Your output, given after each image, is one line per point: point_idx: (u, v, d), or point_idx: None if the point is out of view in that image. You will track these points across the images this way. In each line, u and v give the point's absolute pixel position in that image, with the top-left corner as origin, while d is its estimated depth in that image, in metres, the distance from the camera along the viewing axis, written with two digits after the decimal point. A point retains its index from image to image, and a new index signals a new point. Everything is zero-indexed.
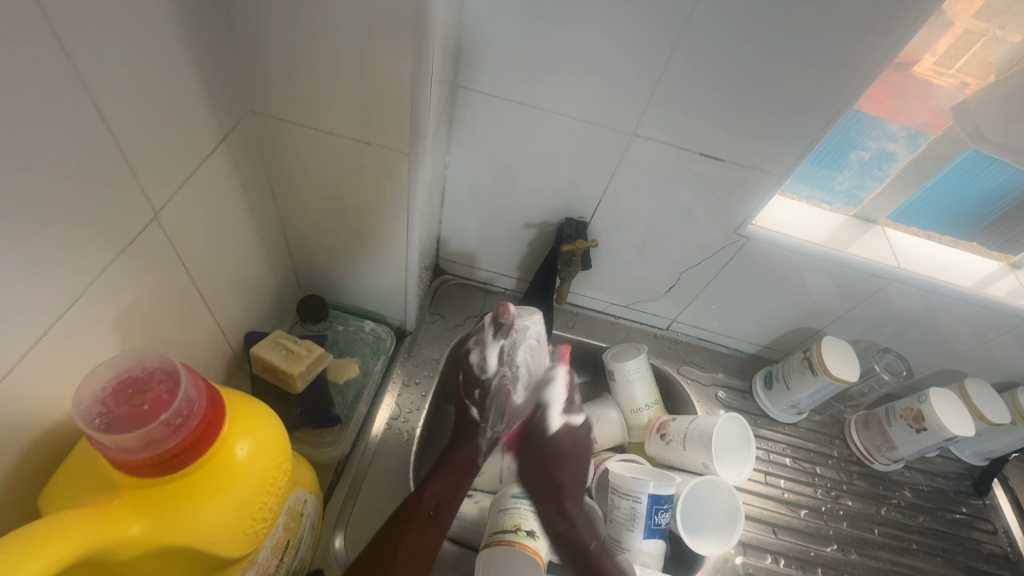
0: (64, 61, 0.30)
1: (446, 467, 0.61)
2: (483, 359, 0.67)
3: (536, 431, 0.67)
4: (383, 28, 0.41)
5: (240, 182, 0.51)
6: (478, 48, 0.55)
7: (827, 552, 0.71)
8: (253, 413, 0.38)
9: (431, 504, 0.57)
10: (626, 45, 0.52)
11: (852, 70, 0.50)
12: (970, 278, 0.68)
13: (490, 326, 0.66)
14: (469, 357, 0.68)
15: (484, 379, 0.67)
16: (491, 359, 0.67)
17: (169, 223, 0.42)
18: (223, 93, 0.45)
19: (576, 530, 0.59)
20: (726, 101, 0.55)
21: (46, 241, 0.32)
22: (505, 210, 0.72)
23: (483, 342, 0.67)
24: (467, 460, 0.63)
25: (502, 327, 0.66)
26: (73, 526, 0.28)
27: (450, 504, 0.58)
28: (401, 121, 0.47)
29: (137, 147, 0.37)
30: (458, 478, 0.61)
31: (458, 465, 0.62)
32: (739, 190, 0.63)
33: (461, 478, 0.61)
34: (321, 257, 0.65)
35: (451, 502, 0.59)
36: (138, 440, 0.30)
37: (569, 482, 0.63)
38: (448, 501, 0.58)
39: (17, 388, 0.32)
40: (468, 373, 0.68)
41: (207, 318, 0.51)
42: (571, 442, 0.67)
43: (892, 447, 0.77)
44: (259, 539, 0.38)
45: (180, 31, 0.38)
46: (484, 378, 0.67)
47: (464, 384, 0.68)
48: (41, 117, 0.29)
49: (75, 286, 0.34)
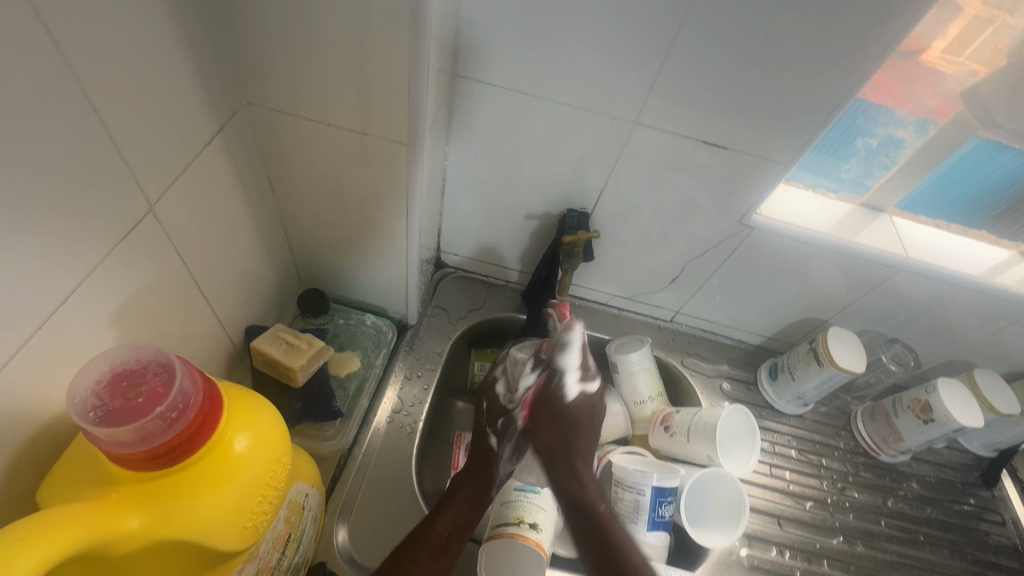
0: (56, 54, 0.29)
1: (458, 496, 0.58)
2: (511, 390, 0.69)
3: (552, 398, 0.68)
4: (379, 16, 0.40)
5: (237, 175, 0.50)
6: (476, 37, 0.54)
7: (833, 543, 0.71)
8: (251, 405, 0.38)
9: (444, 528, 0.54)
10: (628, 32, 0.51)
11: (860, 56, 0.49)
12: (979, 267, 0.67)
13: (528, 360, 0.70)
14: (493, 387, 0.69)
15: (511, 409, 0.67)
16: (521, 390, 0.69)
17: (165, 216, 0.41)
18: (218, 83, 0.44)
19: (587, 492, 0.59)
20: (730, 88, 0.54)
21: (40, 233, 0.31)
22: (506, 202, 0.71)
23: (514, 372, 0.69)
24: (479, 488, 0.60)
25: (541, 360, 0.69)
26: (69, 521, 0.28)
27: (461, 531, 0.55)
28: (398, 111, 0.47)
29: (131, 138, 0.36)
30: (472, 506, 0.58)
31: (467, 495, 0.58)
32: (744, 178, 0.61)
33: (474, 505, 0.58)
34: (321, 250, 0.64)
35: (465, 530, 0.56)
36: (133, 434, 0.30)
37: (580, 451, 0.64)
38: (461, 530, 0.55)
39: (13, 382, 0.32)
40: (493, 401, 0.68)
41: (206, 312, 0.50)
42: (583, 411, 0.67)
43: (899, 439, 0.76)
44: (260, 533, 0.38)
45: (174, 23, 0.37)
46: (510, 408, 0.67)
47: (487, 412, 0.68)
48: (33, 111, 0.29)
49: (70, 280, 0.34)
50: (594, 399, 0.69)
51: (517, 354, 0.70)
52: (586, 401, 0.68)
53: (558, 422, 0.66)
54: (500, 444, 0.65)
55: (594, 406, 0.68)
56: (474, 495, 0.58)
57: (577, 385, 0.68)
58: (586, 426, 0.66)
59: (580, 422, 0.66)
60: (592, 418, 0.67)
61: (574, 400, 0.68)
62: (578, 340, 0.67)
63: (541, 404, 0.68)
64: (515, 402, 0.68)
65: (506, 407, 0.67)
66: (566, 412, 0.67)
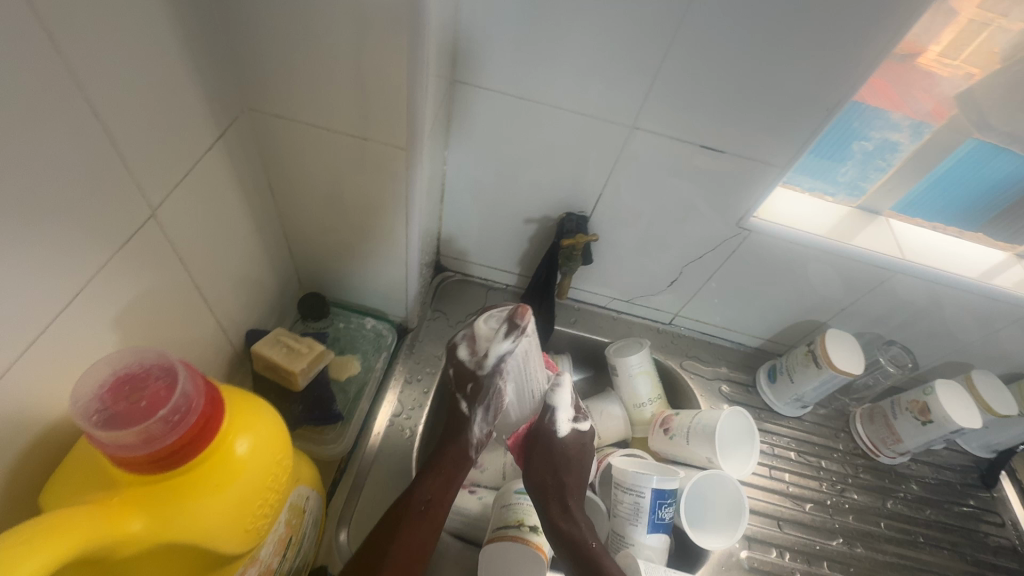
0: (59, 61, 0.30)
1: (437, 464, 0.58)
2: (478, 356, 0.60)
3: (545, 433, 0.64)
4: (378, 22, 0.41)
5: (238, 180, 0.51)
6: (475, 43, 0.55)
7: (832, 545, 0.71)
8: (252, 409, 0.38)
9: (424, 495, 0.55)
10: (624, 38, 0.52)
11: (854, 61, 0.49)
12: (976, 269, 0.68)
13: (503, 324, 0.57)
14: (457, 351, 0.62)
15: (479, 373, 0.60)
16: (490, 356, 0.59)
17: (166, 220, 0.42)
18: (219, 89, 0.45)
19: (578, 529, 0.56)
20: (726, 93, 0.54)
21: (45, 239, 0.32)
22: (505, 206, 0.72)
23: (483, 338, 0.59)
24: (458, 456, 0.60)
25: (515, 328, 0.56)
26: (72, 524, 0.28)
27: (444, 497, 0.56)
28: (398, 116, 0.47)
29: (134, 144, 0.37)
30: (449, 473, 0.58)
31: (450, 463, 0.59)
32: (741, 182, 0.62)
33: (455, 472, 0.59)
34: (322, 254, 0.65)
35: (444, 498, 0.56)
36: (136, 437, 0.30)
37: (571, 487, 0.60)
38: (439, 499, 0.56)
39: (18, 386, 0.32)
40: (459, 367, 0.62)
41: (207, 316, 0.51)
42: (574, 450, 0.63)
43: (898, 440, 0.76)
44: (261, 536, 0.38)
45: (176, 31, 0.38)
46: (479, 373, 0.60)
47: (455, 378, 0.62)
48: (37, 119, 0.30)
49: (73, 285, 0.34)
50: (586, 438, 0.65)
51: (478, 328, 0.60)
52: (578, 440, 0.64)
53: (548, 449, 0.62)
54: (472, 409, 0.61)
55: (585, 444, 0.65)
56: (455, 463, 0.59)
57: (567, 423, 0.64)
58: (579, 448, 0.64)
59: (571, 459, 0.63)
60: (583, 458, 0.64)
61: (566, 438, 0.64)
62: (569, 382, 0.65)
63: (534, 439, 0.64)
64: (486, 369, 0.59)
65: (473, 371, 0.60)
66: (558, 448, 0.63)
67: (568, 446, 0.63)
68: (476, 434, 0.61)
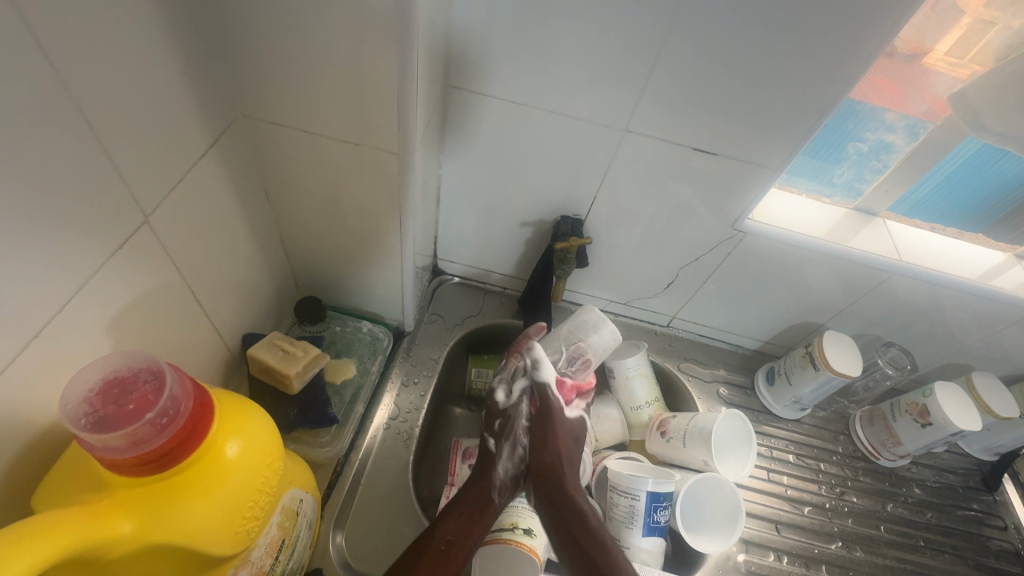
0: (50, 68, 0.30)
1: (461, 501, 0.54)
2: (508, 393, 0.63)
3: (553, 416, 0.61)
4: (369, 28, 0.41)
5: (233, 185, 0.51)
6: (468, 48, 0.55)
7: (831, 549, 0.70)
8: (242, 412, 0.38)
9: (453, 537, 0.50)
10: (615, 41, 0.52)
11: (846, 62, 0.50)
12: (974, 271, 0.67)
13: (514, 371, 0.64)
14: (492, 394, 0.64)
15: (505, 409, 0.62)
16: (516, 393, 0.63)
17: (160, 226, 0.42)
18: (213, 95, 0.45)
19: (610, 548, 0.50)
20: (717, 97, 0.55)
21: (38, 246, 0.32)
22: (501, 209, 0.72)
23: (510, 376, 0.64)
24: (481, 496, 0.55)
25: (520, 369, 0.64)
26: (60, 525, 0.29)
27: (465, 541, 0.50)
28: (390, 121, 0.47)
29: (126, 151, 0.37)
30: (475, 515, 0.53)
31: (471, 501, 0.54)
32: (736, 184, 0.62)
33: (478, 514, 0.53)
34: (317, 259, 0.65)
35: (469, 540, 0.51)
36: (124, 440, 0.31)
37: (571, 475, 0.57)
38: (462, 540, 0.50)
39: (12, 390, 0.33)
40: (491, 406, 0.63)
41: (203, 320, 0.51)
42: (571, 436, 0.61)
43: (898, 443, 0.76)
44: (252, 538, 0.38)
45: (168, 39, 0.39)
46: (506, 408, 0.62)
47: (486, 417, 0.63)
48: (30, 125, 0.30)
49: (67, 291, 0.35)
50: (579, 427, 0.64)
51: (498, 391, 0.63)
52: (573, 427, 0.63)
53: (556, 427, 0.60)
54: (500, 445, 0.59)
55: (577, 435, 0.62)
56: (478, 503, 0.54)
57: (573, 409, 0.64)
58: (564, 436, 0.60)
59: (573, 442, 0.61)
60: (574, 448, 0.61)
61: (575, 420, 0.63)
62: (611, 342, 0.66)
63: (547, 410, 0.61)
64: (511, 404, 0.62)
65: (502, 407, 0.62)
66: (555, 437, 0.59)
67: (570, 428, 0.62)
68: (499, 475, 0.57)
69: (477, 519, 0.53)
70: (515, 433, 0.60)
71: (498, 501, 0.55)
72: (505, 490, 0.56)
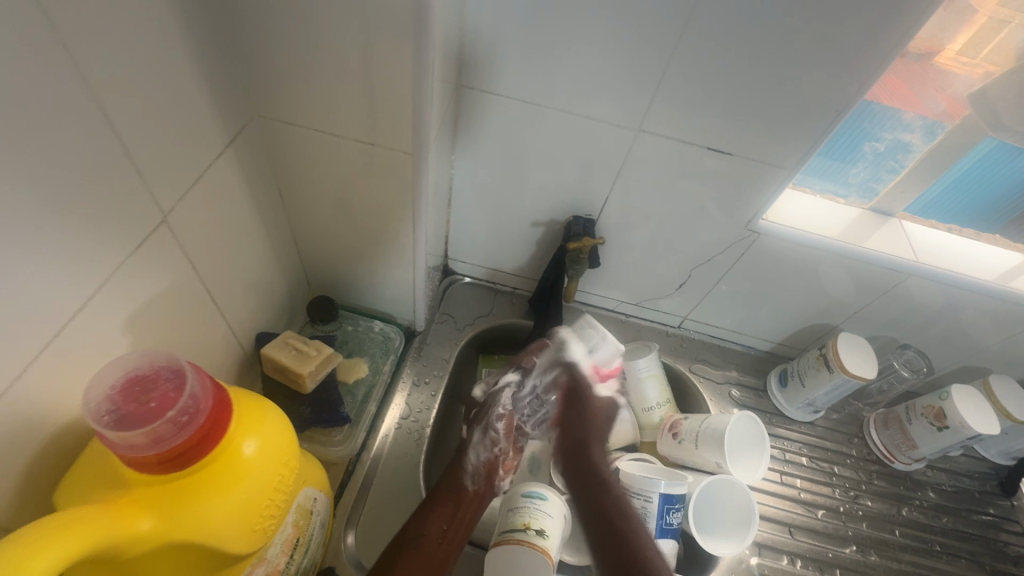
0: (69, 65, 0.30)
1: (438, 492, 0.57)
2: (488, 388, 0.70)
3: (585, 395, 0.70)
4: (384, 27, 0.41)
5: (248, 185, 0.52)
6: (480, 47, 0.55)
7: (845, 553, 0.69)
8: (259, 410, 0.38)
9: (437, 532, 0.53)
10: (629, 39, 0.52)
11: (865, 60, 0.49)
12: (993, 271, 0.66)
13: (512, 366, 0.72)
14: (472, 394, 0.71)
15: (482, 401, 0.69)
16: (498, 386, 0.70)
17: (177, 225, 0.42)
18: (228, 95, 0.46)
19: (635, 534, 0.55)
20: (732, 96, 0.54)
21: (60, 244, 0.33)
22: (512, 210, 0.72)
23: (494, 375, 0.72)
24: (455, 481, 0.59)
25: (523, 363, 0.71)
26: (84, 522, 0.29)
27: (451, 529, 0.54)
28: (403, 120, 0.47)
29: (145, 150, 0.37)
30: (456, 505, 0.56)
31: (446, 490, 0.58)
32: (750, 185, 0.62)
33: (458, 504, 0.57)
34: (329, 258, 0.66)
35: (456, 532, 0.54)
36: (145, 437, 0.31)
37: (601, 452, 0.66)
38: (452, 532, 0.54)
39: (34, 388, 0.33)
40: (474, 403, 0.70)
41: (217, 319, 0.51)
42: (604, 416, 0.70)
43: (913, 446, 0.75)
44: (268, 536, 0.38)
45: (186, 39, 0.39)
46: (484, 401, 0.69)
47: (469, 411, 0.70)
48: (51, 124, 0.30)
49: (86, 289, 0.35)
50: (612, 407, 0.71)
51: (475, 389, 0.70)
52: (606, 406, 0.71)
53: (586, 409, 0.69)
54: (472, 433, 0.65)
55: (610, 414, 0.71)
56: (450, 492, 0.57)
57: (606, 388, 0.71)
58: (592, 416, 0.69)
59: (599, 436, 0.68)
60: (605, 426, 0.70)
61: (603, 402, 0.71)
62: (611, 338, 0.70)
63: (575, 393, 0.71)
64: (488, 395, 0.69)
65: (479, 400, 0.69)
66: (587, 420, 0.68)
67: (601, 409, 0.70)
68: (472, 461, 0.62)
69: (459, 506, 0.57)
70: (486, 420, 0.65)
71: (473, 488, 0.59)
72: (476, 475, 0.61)
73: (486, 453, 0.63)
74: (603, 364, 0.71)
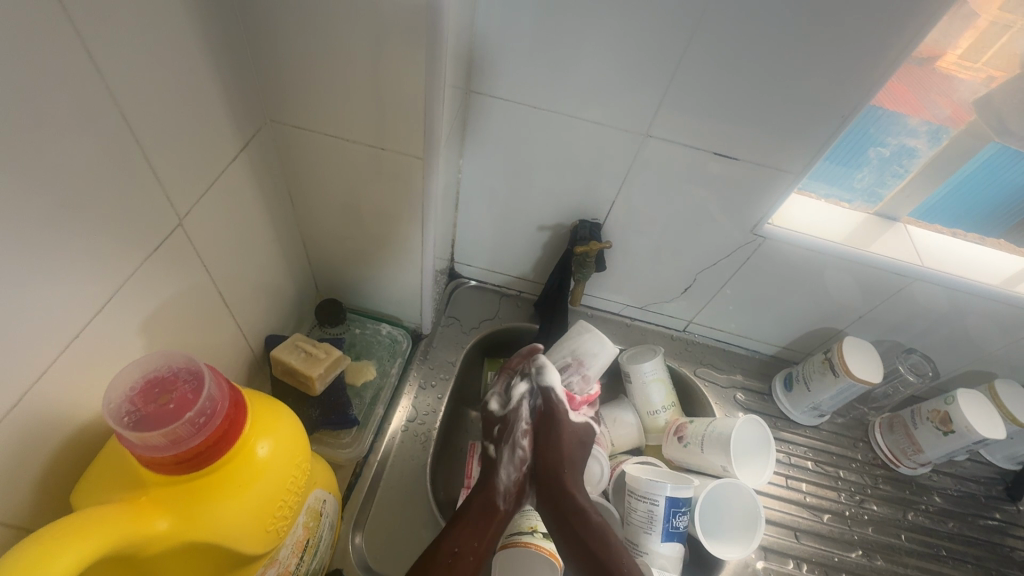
0: (92, 71, 0.31)
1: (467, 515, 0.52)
2: (504, 399, 0.63)
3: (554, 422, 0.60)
4: (397, 34, 0.42)
5: (260, 189, 0.52)
6: (489, 53, 0.56)
7: (851, 557, 0.69)
8: (273, 412, 0.39)
9: (470, 553, 0.49)
10: (637, 44, 0.52)
11: (872, 66, 0.49)
12: (997, 276, 0.67)
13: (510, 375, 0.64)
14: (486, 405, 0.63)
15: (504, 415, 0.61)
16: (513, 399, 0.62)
17: (192, 228, 0.43)
18: (242, 100, 0.46)
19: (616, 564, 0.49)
20: (739, 102, 0.54)
21: (82, 247, 0.33)
22: (519, 213, 0.72)
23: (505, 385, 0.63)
24: (487, 501, 0.54)
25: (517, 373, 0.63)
26: (102, 521, 0.29)
27: (483, 554, 0.50)
28: (414, 125, 0.48)
29: (163, 156, 0.38)
30: (485, 527, 0.52)
31: (474, 510, 0.53)
32: (756, 189, 0.62)
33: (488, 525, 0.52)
34: (338, 261, 0.66)
35: (489, 555, 0.50)
36: (163, 438, 0.31)
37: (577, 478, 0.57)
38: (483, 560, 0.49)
39: (54, 389, 0.33)
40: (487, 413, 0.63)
41: (229, 321, 0.52)
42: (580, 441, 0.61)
43: (919, 450, 0.75)
44: (280, 537, 0.39)
45: (203, 45, 0.40)
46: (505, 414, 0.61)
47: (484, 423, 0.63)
48: (75, 130, 0.31)
49: (105, 291, 0.36)
50: (587, 432, 0.62)
51: (489, 401, 0.62)
52: (579, 431, 0.61)
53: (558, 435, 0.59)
54: (499, 450, 0.59)
55: (585, 438, 0.61)
56: (481, 513, 0.53)
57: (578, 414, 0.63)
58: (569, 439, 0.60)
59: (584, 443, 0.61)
60: (579, 451, 0.60)
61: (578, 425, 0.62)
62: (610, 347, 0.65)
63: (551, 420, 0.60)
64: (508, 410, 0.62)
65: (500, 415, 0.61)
66: (559, 445, 0.58)
67: (576, 434, 0.61)
68: (502, 481, 0.57)
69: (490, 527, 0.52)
70: (514, 436, 0.59)
71: (504, 507, 0.55)
72: (508, 495, 0.56)
73: (516, 471, 0.58)
74: (578, 390, 0.65)
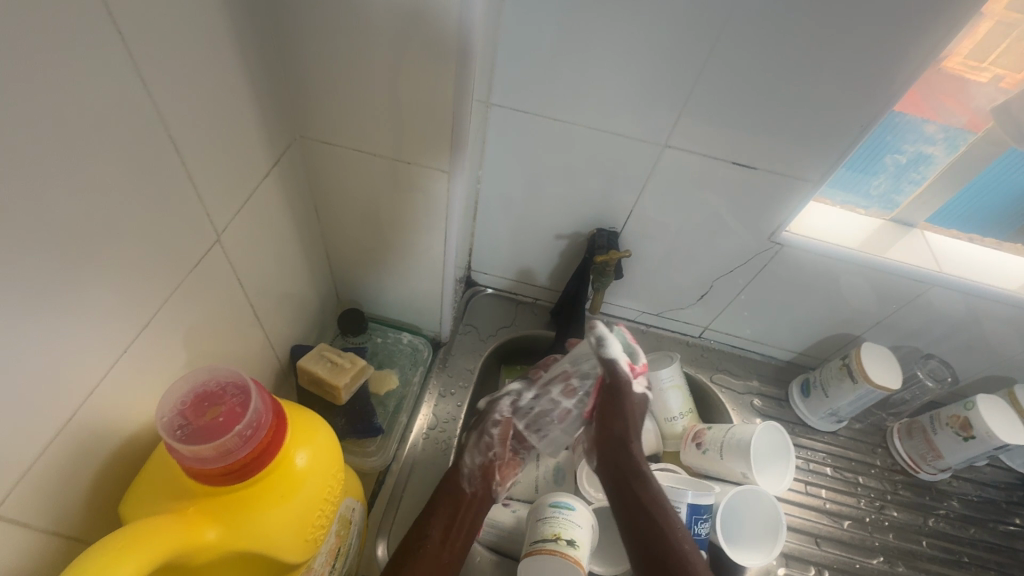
0: (139, 86, 0.32)
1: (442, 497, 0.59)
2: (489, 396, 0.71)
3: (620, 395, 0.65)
4: (427, 49, 0.43)
5: (288, 202, 0.53)
6: (511, 66, 0.57)
7: (873, 563, 0.69)
8: (310, 424, 0.40)
9: (438, 536, 0.56)
10: (657, 56, 0.53)
11: (892, 72, 0.50)
12: (1014, 281, 0.67)
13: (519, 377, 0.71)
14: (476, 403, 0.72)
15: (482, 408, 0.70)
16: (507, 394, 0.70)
17: (228, 243, 0.44)
18: (274, 116, 0.47)
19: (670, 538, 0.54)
20: (757, 111, 0.55)
21: (128, 263, 0.34)
22: (536, 222, 0.73)
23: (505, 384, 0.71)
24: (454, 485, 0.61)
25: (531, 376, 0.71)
26: (158, 532, 0.30)
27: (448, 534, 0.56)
28: (440, 139, 0.49)
29: (203, 172, 0.39)
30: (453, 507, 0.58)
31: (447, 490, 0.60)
32: (773, 197, 0.62)
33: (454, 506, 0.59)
34: (360, 272, 0.67)
35: (455, 534, 0.57)
36: (214, 450, 0.32)
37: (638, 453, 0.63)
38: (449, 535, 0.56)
39: (104, 401, 0.35)
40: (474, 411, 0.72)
41: (257, 332, 0.53)
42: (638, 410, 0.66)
43: (939, 456, 0.74)
44: (317, 546, 0.39)
45: (240, 63, 0.41)
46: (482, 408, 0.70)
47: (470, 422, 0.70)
48: (124, 150, 0.32)
49: (150, 306, 0.37)
50: (644, 403, 0.67)
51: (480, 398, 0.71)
52: (640, 403, 0.67)
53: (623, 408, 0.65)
54: (469, 438, 0.66)
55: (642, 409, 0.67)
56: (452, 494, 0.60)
57: (639, 385, 0.67)
58: (632, 412, 0.65)
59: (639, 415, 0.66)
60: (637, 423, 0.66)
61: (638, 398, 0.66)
62: (607, 333, 0.65)
63: (614, 396, 0.65)
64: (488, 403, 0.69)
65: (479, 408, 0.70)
66: (625, 416, 0.64)
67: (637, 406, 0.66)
68: (466, 466, 0.63)
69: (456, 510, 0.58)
70: (484, 425, 0.66)
71: (470, 490, 0.61)
72: (473, 479, 0.62)
73: (482, 457, 0.64)
74: (633, 361, 0.67)
